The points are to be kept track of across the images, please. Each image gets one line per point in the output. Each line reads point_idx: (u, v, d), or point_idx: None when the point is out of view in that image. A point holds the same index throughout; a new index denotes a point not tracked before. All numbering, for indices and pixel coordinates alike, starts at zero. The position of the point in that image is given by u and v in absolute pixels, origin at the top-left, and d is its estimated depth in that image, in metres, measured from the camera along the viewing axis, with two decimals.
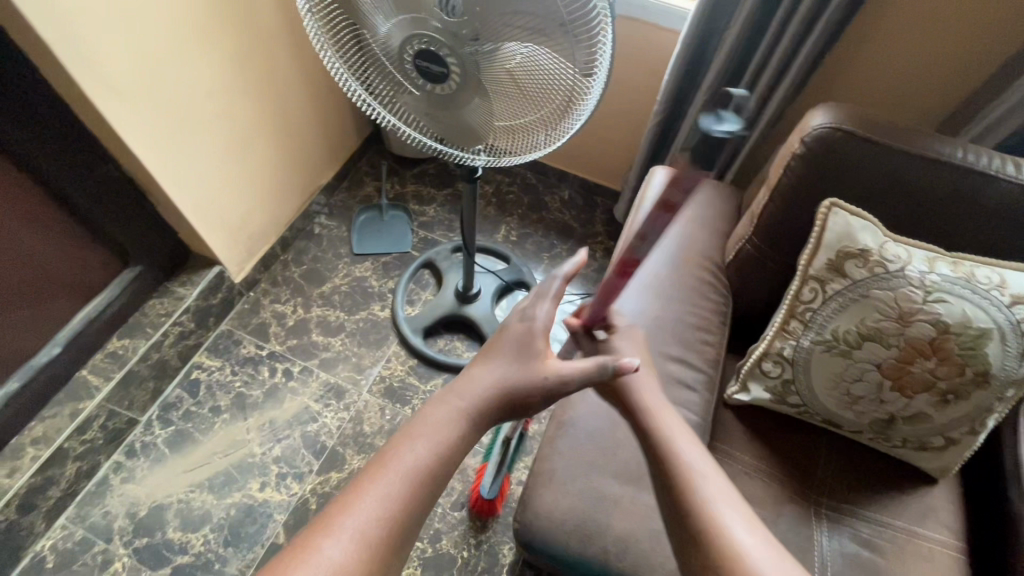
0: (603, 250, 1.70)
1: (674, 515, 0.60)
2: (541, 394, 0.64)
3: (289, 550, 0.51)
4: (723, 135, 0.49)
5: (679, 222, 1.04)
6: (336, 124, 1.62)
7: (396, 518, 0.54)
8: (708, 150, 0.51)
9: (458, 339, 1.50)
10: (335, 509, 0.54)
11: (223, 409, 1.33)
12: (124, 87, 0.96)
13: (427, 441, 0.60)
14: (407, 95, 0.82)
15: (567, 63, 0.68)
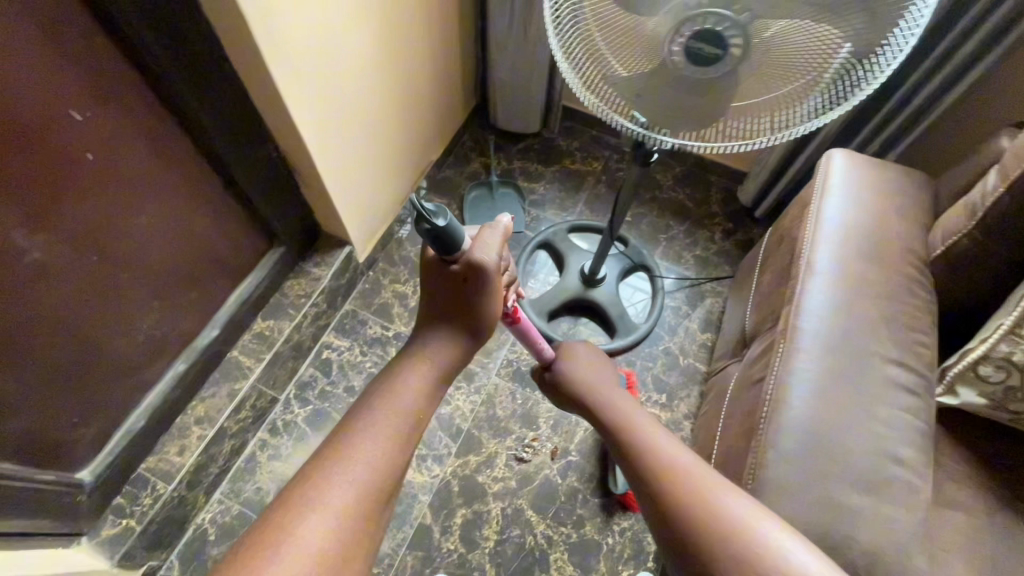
0: (722, 232, 1.62)
1: (645, 496, 0.73)
2: (466, 296, 0.67)
3: (269, 528, 0.54)
4: (429, 227, 0.58)
5: (871, 209, 0.96)
6: (449, 95, 1.55)
7: (373, 483, 0.58)
8: (451, 240, 0.61)
9: (581, 323, 1.47)
10: (310, 482, 0.57)
11: (357, 390, 1.33)
12: (294, 63, 0.88)
13: (390, 405, 0.64)
14: (641, 81, 0.74)
15: (841, 47, 0.61)
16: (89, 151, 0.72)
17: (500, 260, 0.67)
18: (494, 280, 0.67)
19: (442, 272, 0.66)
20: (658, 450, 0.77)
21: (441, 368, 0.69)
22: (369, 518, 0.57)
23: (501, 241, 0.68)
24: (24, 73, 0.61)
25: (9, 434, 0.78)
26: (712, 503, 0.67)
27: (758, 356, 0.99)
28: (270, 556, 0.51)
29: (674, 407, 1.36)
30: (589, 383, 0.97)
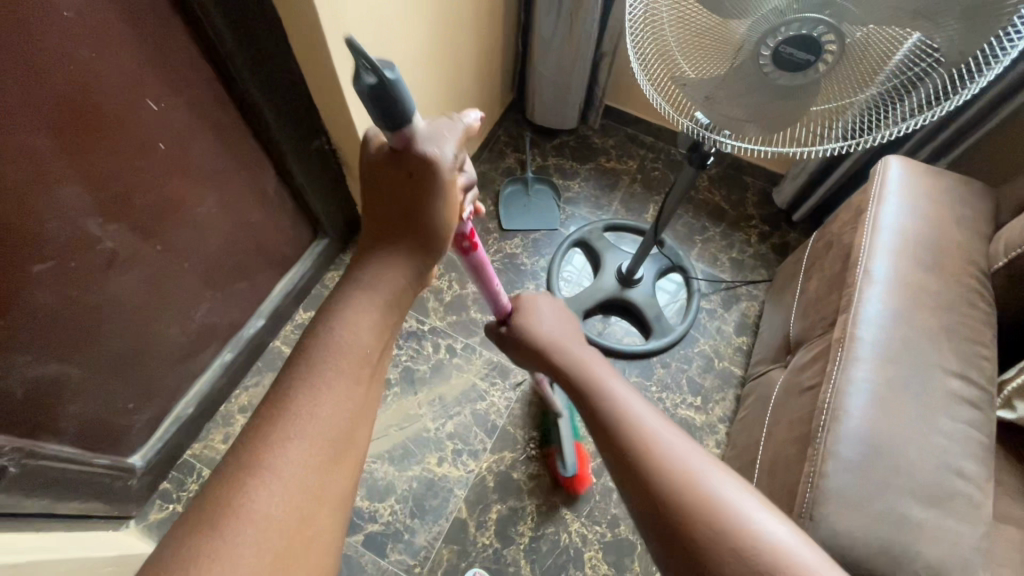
0: (758, 235, 1.61)
1: (617, 464, 0.60)
2: (412, 198, 0.54)
3: (208, 503, 0.44)
4: (373, 88, 0.42)
5: (930, 217, 0.95)
6: (488, 90, 1.54)
7: (326, 437, 0.48)
8: (398, 109, 0.45)
9: (617, 323, 1.46)
10: (252, 450, 0.47)
11: (394, 382, 1.34)
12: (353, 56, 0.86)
13: (332, 347, 0.52)
14: (722, 86, 0.73)
15: (931, 61, 0.60)
16: (161, 142, 0.72)
17: (458, 161, 0.54)
18: (448, 184, 0.54)
19: (386, 165, 0.53)
20: (635, 421, 0.63)
21: (391, 290, 0.57)
22: (326, 476, 0.48)
23: (461, 142, 0.55)
24: (106, 62, 0.61)
25: (73, 419, 0.79)
26: (710, 494, 0.54)
27: (807, 362, 0.98)
28: (212, 538, 0.43)
29: (709, 409, 1.35)
30: (549, 336, 0.80)
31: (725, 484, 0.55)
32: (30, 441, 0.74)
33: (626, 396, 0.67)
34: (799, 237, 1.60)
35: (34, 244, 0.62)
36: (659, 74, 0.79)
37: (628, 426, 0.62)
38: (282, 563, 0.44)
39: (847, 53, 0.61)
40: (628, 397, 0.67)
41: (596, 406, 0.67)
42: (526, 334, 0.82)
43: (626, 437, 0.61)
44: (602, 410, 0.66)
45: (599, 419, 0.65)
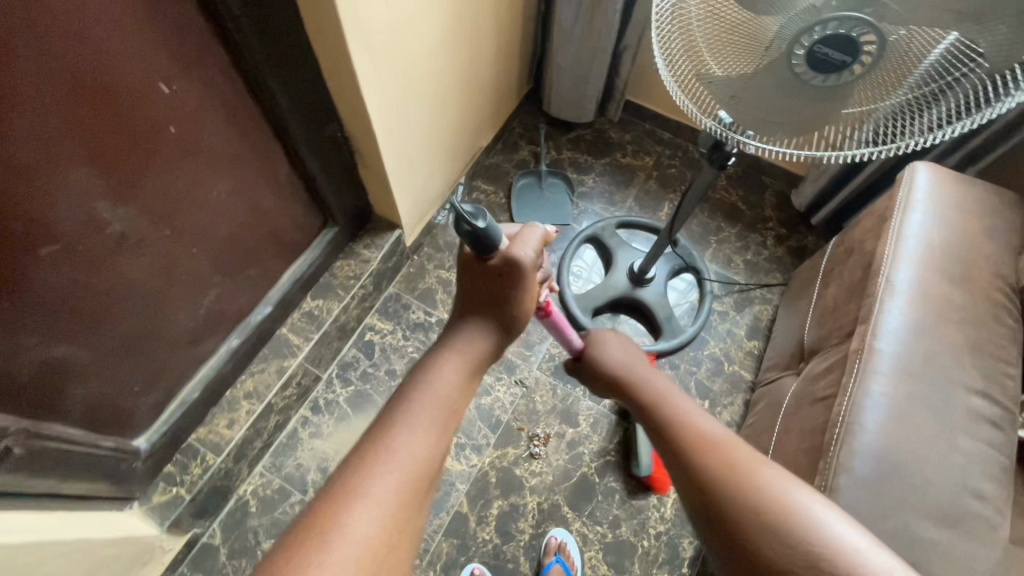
0: (774, 237, 1.58)
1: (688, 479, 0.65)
2: (500, 290, 0.65)
3: (310, 525, 0.47)
4: (467, 225, 0.57)
5: (958, 228, 0.92)
6: (504, 80, 1.51)
7: (419, 473, 0.53)
8: (488, 239, 0.60)
9: (626, 322, 1.44)
10: (354, 476, 0.51)
11: (399, 374, 1.33)
12: (370, 41, 0.84)
13: (425, 396, 0.59)
14: (750, 85, 0.70)
15: (975, 67, 0.56)
16: (171, 125, 0.71)
17: (537, 260, 0.66)
18: (528, 280, 0.65)
19: (480, 267, 0.65)
20: (699, 428, 0.69)
21: (475, 364, 0.65)
22: (414, 508, 0.51)
23: (538, 245, 0.67)
24: (119, 42, 0.60)
25: (77, 401, 0.79)
26: (781, 506, 0.57)
27: (821, 373, 0.96)
28: (316, 554, 0.45)
29: (717, 413, 1.33)
30: (619, 358, 0.85)
31: (784, 482, 0.60)
32: (33, 422, 0.73)
33: (693, 409, 0.73)
34: (816, 241, 1.57)
35: (41, 225, 0.61)
36: (685, 71, 0.76)
37: (699, 436, 0.67)
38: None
39: (885, 57, 0.58)
40: (695, 411, 0.72)
41: (665, 419, 0.72)
42: (597, 362, 0.87)
43: (694, 443, 0.67)
44: (670, 422, 0.72)
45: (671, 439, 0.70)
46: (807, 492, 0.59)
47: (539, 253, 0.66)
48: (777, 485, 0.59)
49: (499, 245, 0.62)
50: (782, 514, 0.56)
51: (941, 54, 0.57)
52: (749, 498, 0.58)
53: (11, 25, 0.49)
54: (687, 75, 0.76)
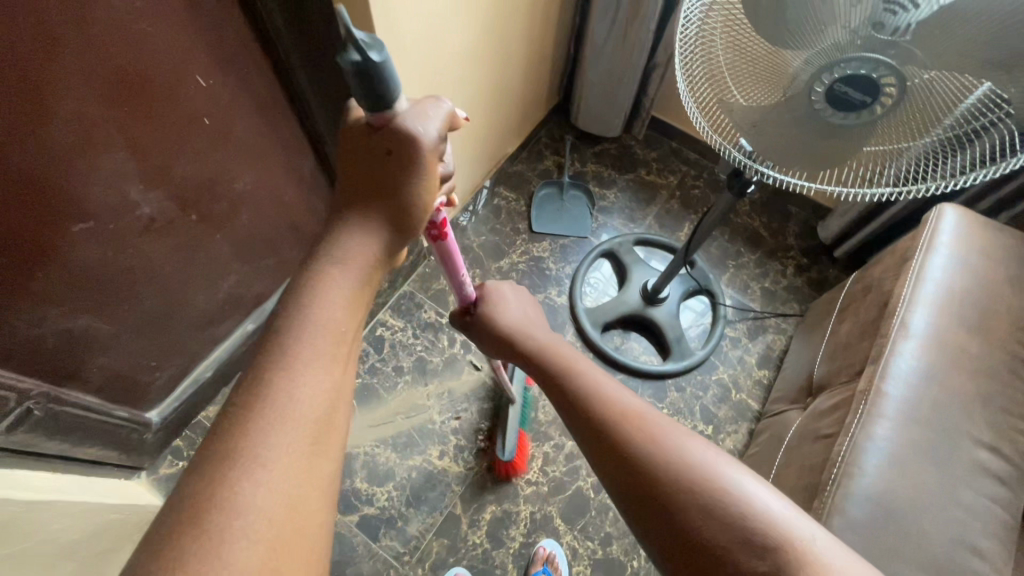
0: (795, 266, 1.55)
1: (598, 449, 0.61)
2: (389, 172, 0.56)
3: (188, 504, 0.43)
4: (351, 61, 0.45)
5: (980, 275, 0.90)
6: (533, 91, 1.53)
7: (308, 420, 0.48)
8: (384, 86, 0.48)
9: (636, 340, 1.44)
10: (232, 444, 0.45)
11: (405, 371, 1.35)
12: (401, 47, 0.86)
13: (302, 332, 0.52)
14: (770, 117, 0.70)
15: (1003, 114, 0.55)
16: (206, 117, 0.74)
17: (440, 141, 0.56)
18: (427, 163, 0.56)
19: (366, 139, 0.56)
20: (610, 397, 0.64)
21: (365, 278, 0.58)
22: (313, 459, 0.47)
23: (445, 122, 0.57)
24: (162, 36, 0.63)
25: (97, 371, 0.83)
26: (699, 472, 0.54)
27: (827, 410, 0.95)
28: (205, 540, 0.41)
29: (719, 440, 1.31)
30: (515, 324, 0.82)
31: (693, 445, 0.58)
32: (55, 387, 0.77)
33: (593, 371, 0.70)
34: (838, 273, 1.54)
35: (76, 204, 0.65)
36: (706, 95, 0.76)
37: (602, 400, 0.64)
38: (284, 547, 0.43)
39: (912, 97, 0.58)
40: (596, 373, 0.69)
41: (568, 384, 0.69)
42: (497, 326, 0.83)
43: (596, 409, 0.63)
44: (572, 388, 0.68)
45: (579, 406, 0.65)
46: (728, 462, 0.56)
47: (445, 131, 0.56)
48: (688, 449, 0.57)
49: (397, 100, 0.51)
50: (699, 481, 0.54)
51: (973, 102, 0.56)
52: (671, 468, 0.55)
53: (59, 15, 0.53)
54: (708, 100, 0.76)
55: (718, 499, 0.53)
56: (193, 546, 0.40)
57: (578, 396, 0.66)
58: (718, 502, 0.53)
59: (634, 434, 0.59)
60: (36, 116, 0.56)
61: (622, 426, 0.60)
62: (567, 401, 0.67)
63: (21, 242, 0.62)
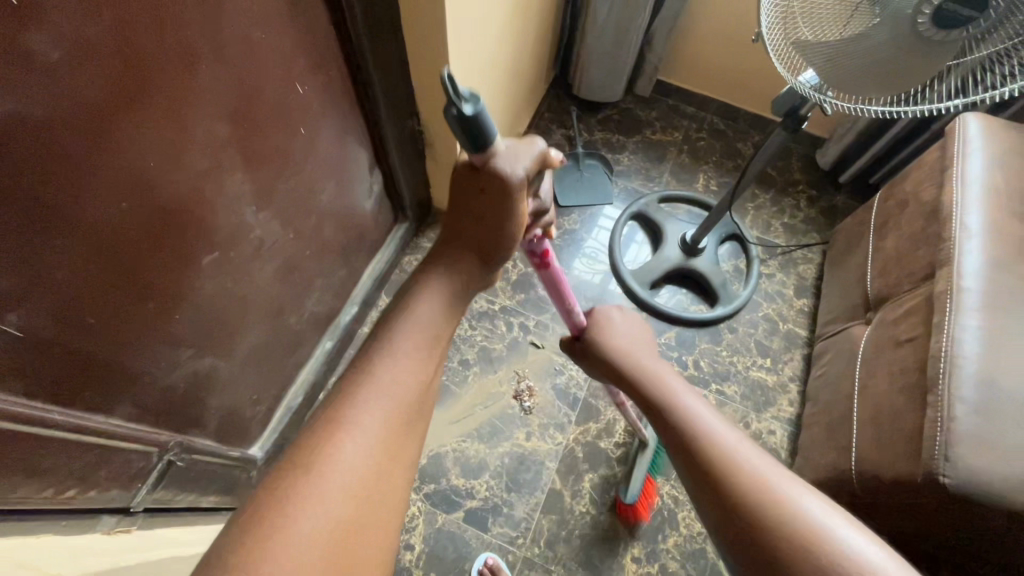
0: (806, 199, 1.64)
1: (707, 494, 0.58)
2: (482, 212, 0.52)
3: (298, 452, 0.44)
4: (452, 112, 0.41)
5: (1012, 170, 0.99)
6: (537, 66, 1.53)
7: (408, 396, 0.48)
8: (483, 133, 0.44)
9: (682, 293, 1.49)
10: (334, 408, 0.46)
11: (472, 362, 1.35)
12: (462, 29, 0.85)
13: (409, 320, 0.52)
14: (850, 48, 0.75)
15: None
16: (300, 125, 0.71)
17: (529, 181, 0.50)
18: (518, 203, 0.51)
19: (463, 178, 0.51)
20: (722, 444, 0.60)
21: (454, 300, 0.56)
22: (404, 437, 0.48)
23: (537, 164, 0.51)
24: (269, 42, 0.60)
25: (213, 412, 0.78)
26: (816, 531, 0.52)
27: (899, 317, 1.03)
28: (300, 484, 0.42)
29: (779, 370, 1.39)
30: (624, 348, 0.76)
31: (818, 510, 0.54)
32: (184, 436, 0.74)
33: (708, 417, 0.64)
34: (845, 198, 1.63)
35: (205, 234, 0.62)
36: (779, 41, 0.81)
37: (724, 457, 0.59)
38: (356, 519, 0.42)
39: (1004, 10, 0.62)
40: (711, 418, 0.64)
41: (684, 431, 0.63)
42: (599, 347, 0.78)
43: (717, 465, 0.59)
44: (684, 434, 0.63)
45: (683, 443, 0.63)
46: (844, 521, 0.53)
47: (535, 173, 0.50)
48: (806, 506, 0.54)
49: (495, 146, 0.46)
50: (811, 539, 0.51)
51: None
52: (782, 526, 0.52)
53: (196, 28, 0.50)
54: (782, 46, 0.81)
55: (845, 572, 0.49)
56: (292, 487, 0.41)
57: (696, 444, 0.61)
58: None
59: (743, 484, 0.56)
60: (176, 140, 0.53)
61: (731, 476, 0.57)
62: (670, 437, 0.65)
63: (164, 283, 0.58)
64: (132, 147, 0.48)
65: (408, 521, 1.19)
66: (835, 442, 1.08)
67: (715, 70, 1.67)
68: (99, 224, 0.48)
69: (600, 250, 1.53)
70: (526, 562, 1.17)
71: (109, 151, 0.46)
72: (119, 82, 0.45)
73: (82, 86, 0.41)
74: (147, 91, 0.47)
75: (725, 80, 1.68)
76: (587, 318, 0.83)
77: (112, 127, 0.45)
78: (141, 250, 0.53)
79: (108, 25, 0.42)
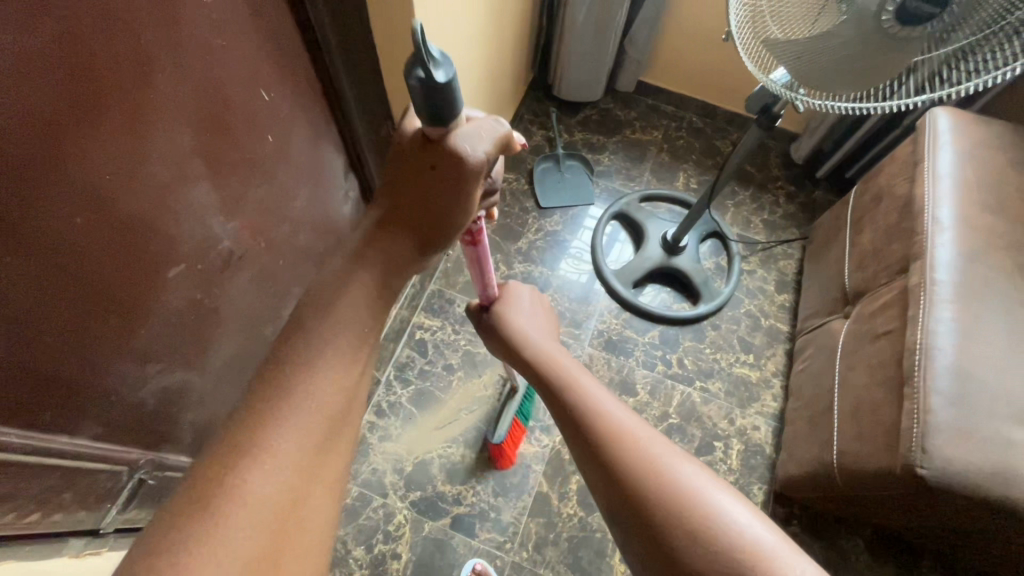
0: (785, 195, 1.65)
1: (591, 464, 0.58)
2: (431, 192, 0.53)
3: (207, 482, 0.43)
4: (418, 72, 0.42)
5: (982, 162, 1.01)
6: (515, 68, 1.52)
7: (324, 415, 0.48)
8: (444, 106, 0.46)
9: (666, 291, 1.50)
10: (249, 437, 0.45)
11: (456, 367, 1.34)
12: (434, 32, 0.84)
13: (324, 333, 0.51)
14: (818, 45, 0.76)
15: None
16: (269, 132, 0.70)
17: (487, 164, 0.53)
18: (474, 187, 0.54)
19: (416, 153, 0.53)
20: (609, 416, 0.61)
21: None
22: (317, 457, 0.47)
23: (497, 146, 0.54)
24: (232, 48, 0.59)
25: (189, 428, 0.77)
26: (686, 494, 0.52)
27: (876, 311, 1.04)
28: (209, 523, 0.41)
29: (762, 365, 1.40)
30: (526, 328, 0.79)
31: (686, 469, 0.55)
32: (155, 453, 0.71)
33: (602, 396, 0.64)
34: (824, 193, 1.65)
35: (171, 248, 0.60)
36: (749, 38, 0.82)
37: (608, 427, 0.59)
38: (280, 540, 0.43)
39: (970, 5, 0.63)
40: (600, 393, 0.65)
41: (573, 405, 0.64)
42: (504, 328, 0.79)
43: (601, 436, 0.59)
44: (574, 407, 0.63)
45: (572, 415, 0.63)
46: (717, 486, 0.54)
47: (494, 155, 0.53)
48: (680, 473, 0.54)
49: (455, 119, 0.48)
50: (681, 503, 0.52)
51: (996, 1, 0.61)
52: (655, 491, 0.53)
53: (152, 36, 0.49)
54: (752, 43, 0.81)
55: (711, 533, 0.50)
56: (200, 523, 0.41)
57: (583, 417, 0.61)
58: (706, 532, 0.50)
59: (623, 452, 0.56)
60: (135, 152, 0.51)
61: (611, 444, 0.58)
62: (562, 412, 0.65)
63: (127, 299, 0.56)
64: (87, 159, 0.46)
65: (394, 530, 1.18)
66: (818, 437, 1.09)
67: (693, 69, 1.68)
68: (55, 241, 0.46)
69: (585, 250, 1.52)
70: (514, 567, 1.16)
71: (61, 166, 0.44)
72: (71, 92, 0.43)
73: (32, 98, 0.40)
74: (101, 103, 0.46)
75: (703, 79, 1.69)
76: (499, 292, 0.86)
77: (64, 141, 0.44)
78: (101, 265, 0.52)
79: (55, 32, 0.40)
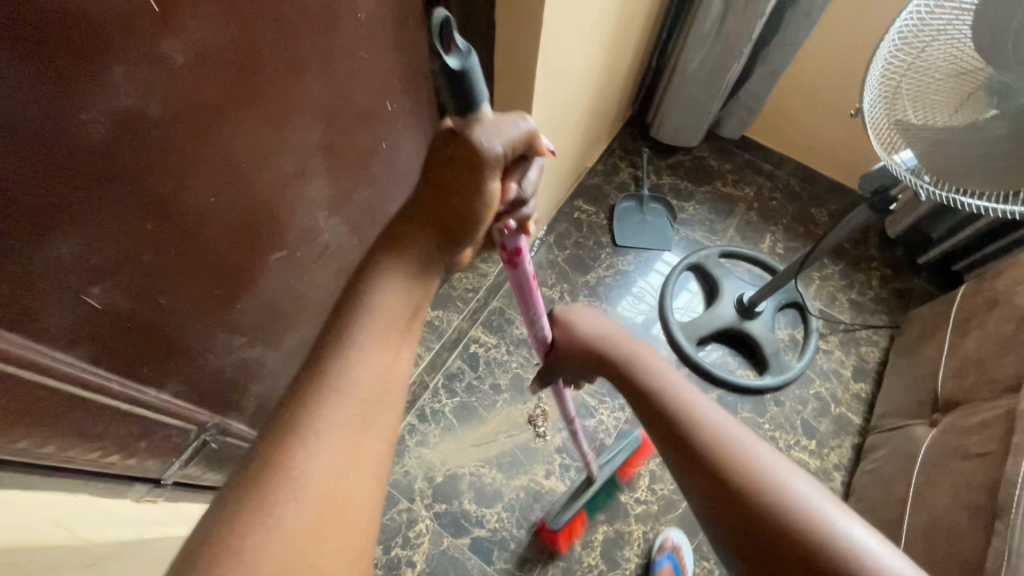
0: (879, 277, 1.54)
1: (709, 487, 0.56)
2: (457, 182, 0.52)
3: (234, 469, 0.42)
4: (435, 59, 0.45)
5: None
6: (616, 103, 1.52)
7: (367, 393, 0.45)
8: (468, 95, 0.47)
9: (729, 355, 1.43)
10: (269, 441, 0.42)
11: (503, 389, 1.33)
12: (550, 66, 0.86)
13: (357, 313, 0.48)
14: (956, 137, 0.71)
15: None
16: (382, 141, 0.74)
17: (506, 155, 0.51)
18: (492, 183, 0.51)
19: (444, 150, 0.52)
20: (722, 434, 0.58)
21: None
22: (366, 437, 0.44)
23: (521, 146, 0.52)
24: (370, 63, 0.63)
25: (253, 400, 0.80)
26: (814, 512, 0.52)
27: (972, 427, 0.94)
28: (252, 512, 0.39)
29: (824, 455, 1.30)
30: (606, 333, 0.72)
31: (819, 494, 0.54)
32: (224, 418, 0.76)
33: (709, 408, 0.62)
34: (924, 282, 1.53)
35: (279, 233, 0.64)
36: (881, 118, 0.78)
37: (725, 450, 0.57)
38: (327, 526, 0.40)
39: None
40: (707, 405, 0.62)
41: (681, 426, 0.60)
42: (580, 338, 0.73)
43: (721, 461, 0.56)
44: (682, 427, 0.60)
45: (681, 433, 0.60)
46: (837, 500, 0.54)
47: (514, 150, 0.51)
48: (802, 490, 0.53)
49: (479, 111, 0.49)
50: (809, 519, 0.51)
51: None
52: (780, 512, 0.52)
53: (308, 46, 0.53)
54: (882, 123, 0.78)
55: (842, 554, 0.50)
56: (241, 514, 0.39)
57: (693, 438, 0.59)
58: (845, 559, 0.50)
59: (741, 475, 0.55)
60: (270, 145, 0.55)
61: (729, 464, 0.56)
62: (666, 431, 0.62)
63: (234, 274, 0.60)
64: (229, 141, 0.50)
65: (414, 538, 1.18)
66: None
67: (800, 131, 1.62)
68: (188, 213, 0.50)
69: (648, 293, 1.49)
70: None
71: (210, 147, 0.48)
72: (231, 84, 0.47)
73: (200, 85, 0.44)
74: (255, 97, 0.50)
75: (808, 143, 1.63)
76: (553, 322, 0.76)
77: (217, 128, 0.48)
78: (219, 240, 0.55)
79: (231, 28, 0.44)
